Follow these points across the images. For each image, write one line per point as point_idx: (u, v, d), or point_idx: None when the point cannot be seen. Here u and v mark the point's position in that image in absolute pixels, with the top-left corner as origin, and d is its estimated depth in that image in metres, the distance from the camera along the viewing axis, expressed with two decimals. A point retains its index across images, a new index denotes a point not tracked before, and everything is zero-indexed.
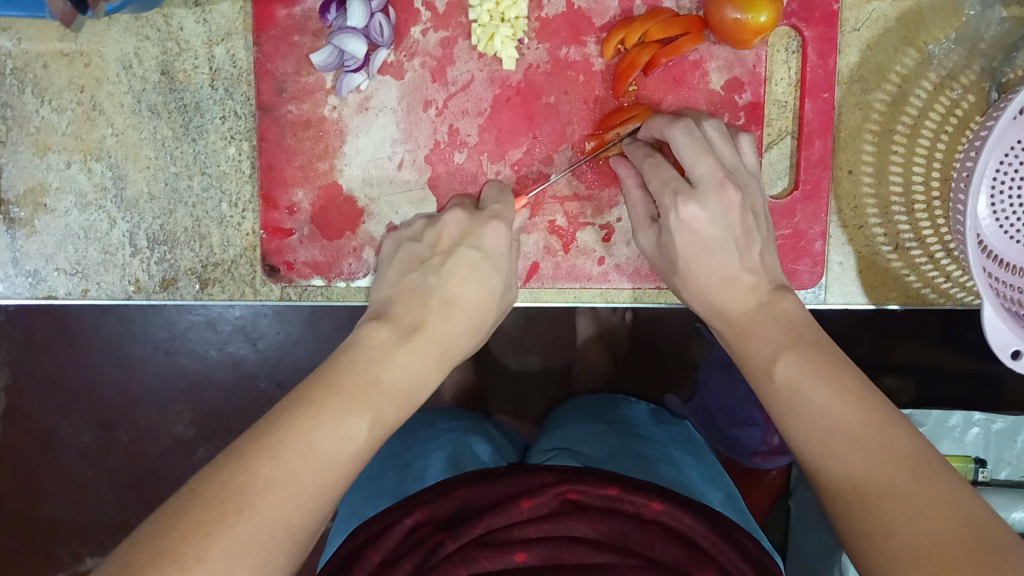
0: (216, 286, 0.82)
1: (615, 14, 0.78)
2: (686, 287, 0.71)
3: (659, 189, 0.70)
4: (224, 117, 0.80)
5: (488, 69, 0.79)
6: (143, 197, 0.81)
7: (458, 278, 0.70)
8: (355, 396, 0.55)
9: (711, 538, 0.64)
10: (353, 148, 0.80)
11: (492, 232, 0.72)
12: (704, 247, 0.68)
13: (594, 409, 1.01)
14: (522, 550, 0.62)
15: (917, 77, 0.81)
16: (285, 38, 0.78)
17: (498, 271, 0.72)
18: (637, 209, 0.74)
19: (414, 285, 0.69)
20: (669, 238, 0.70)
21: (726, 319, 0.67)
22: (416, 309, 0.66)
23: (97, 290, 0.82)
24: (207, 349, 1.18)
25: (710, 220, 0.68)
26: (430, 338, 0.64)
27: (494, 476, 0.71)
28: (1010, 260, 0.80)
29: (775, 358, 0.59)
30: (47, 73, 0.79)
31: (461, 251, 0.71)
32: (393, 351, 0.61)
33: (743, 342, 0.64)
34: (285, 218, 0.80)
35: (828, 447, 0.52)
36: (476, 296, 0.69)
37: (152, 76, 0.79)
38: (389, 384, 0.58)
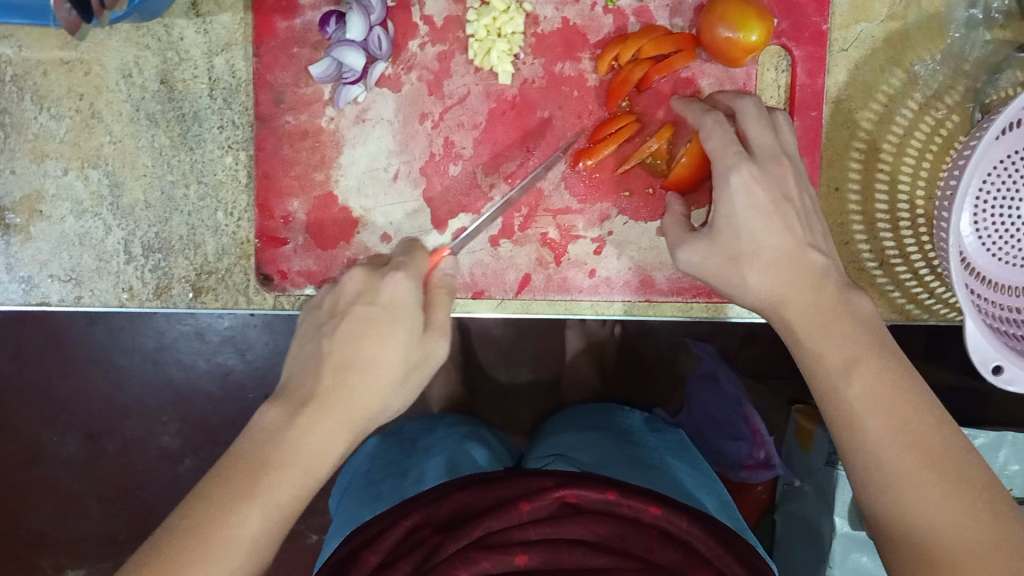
0: (210, 294, 0.83)
1: (610, 31, 0.79)
2: (751, 276, 0.64)
3: (718, 150, 0.66)
4: (221, 126, 0.81)
5: (484, 83, 0.80)
6: (139, 205, 0.82)
7: (357, 341, 0.58)
8: (248, 482, 0.52)
9: (707, 541, 0.66)
10: (349, 158, 0.80)
11: (391, 285, 0.60)
12: (765, 216, 0.64)
13: (588, 418, 1.02)
14: (523, 553, 0.65)
15: (903, 97, 0.83)
16: (284, 49, 0.79)
17: (398, 326, 0.59)
18: (672, 217, 0.71)
19: (312, 356, 0.59)
20: (725, 208, 0.65)
21: (800, 314, 0.62)
22: (312, 377, 0.57)
23: (91, 297, 0.82)
24: (195, 359, 1.18)
25: (766, 185, 0.64)
26: (331, 404, 0.56)
27: (492, 477, 0.72)
28: (993, 277, 0.82)
29: (850, 365, 0.58)
30: (46, 80, 0.80)
31: (356, 311, 0.59)
32: (290, 427, 0.54)
33: (822, 341, 0.60)
34: (280, 227, 0.81)
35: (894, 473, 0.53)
36: (377, 362, 0.57)
37: (151, 85, 0.80)
38: (297, 455, 0.54)
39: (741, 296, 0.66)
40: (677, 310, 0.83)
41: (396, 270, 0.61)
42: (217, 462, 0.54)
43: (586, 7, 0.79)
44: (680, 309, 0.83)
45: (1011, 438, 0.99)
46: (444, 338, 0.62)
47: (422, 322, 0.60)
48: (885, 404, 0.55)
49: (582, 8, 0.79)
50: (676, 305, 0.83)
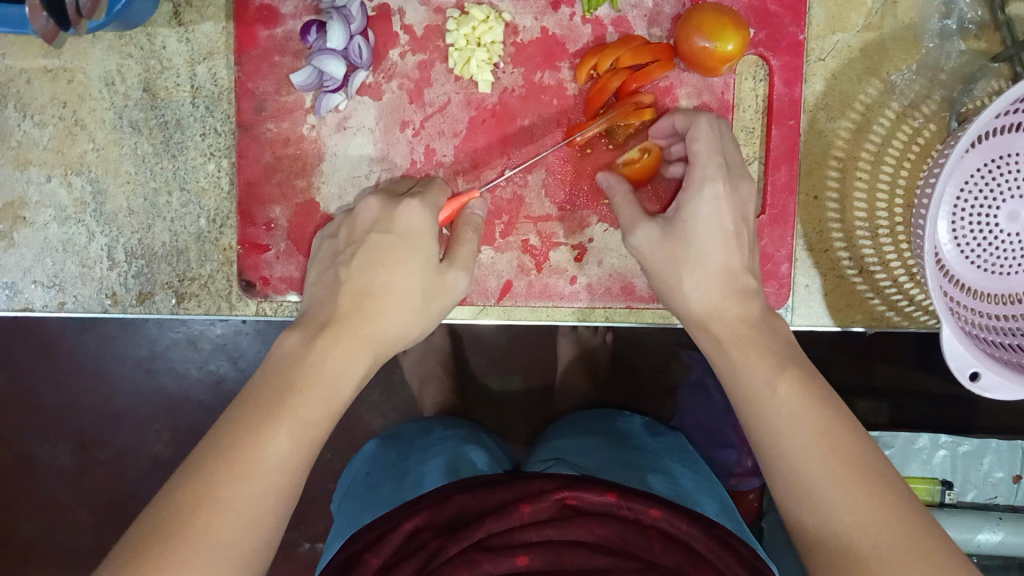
0: (192, 300, 0.83)
1: (588, 41, 0.80)
2: (691, 277, 0.66)
3: (703, 156, 0.68)
4: (204, 134, 0.82)
5: (464, 91, 0.81)
6: (122, 211, 0.82)
7: (373, 269, 0.65)
8: (276, 401, 0.55)
9: (707, 542, 0.70)
10: (330, 166, 0.81)
11: (406, 212, 0.67)
12: (723, 227, 0.66)
13: (587, 422, 1.03)
14: (524, 554, 0.67)
15: (880, 106, 0.84)
16: (266, 58, 0.80)
17: (417, 251, 0.66)
18: (626, 211, 0.72)
19: (331, 285, 0.66)
20: (691, 212, 0.67)
21: (727, 321, 0.64)
22: (331, 305, 0.63)
23: (74, 304, 0.83)
24: (187, 367, 1.18)
25: (734, 206, 0.67)
26: (345, 330, 0.61)
27: (491, 481, 0.76)
28: (971, 284, 0.83)
29: (776, 374, 0.59)
30: (30, 89, 0.81)
31: (374, 238, 0.66)
32: (308, 353, 0.59)
33: (747, 353, 0.61)
34: (262, 234, 0.81)
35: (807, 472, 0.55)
36: (395, 289, 0.64)
37: (134, 94, 0.81)
38: (318, 381, 0.58)
39: (680, 297, 0.68)
40: (658, 317, 0.84)
41: (410, 199, 0.68)
42: (238, 398, 0.56)
43: (565, 17, 0.80)
44: (661, 315, 0.84)
45: (993, 446, 0.99)
46: (463, 273, 0.69)
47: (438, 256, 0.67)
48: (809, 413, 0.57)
49: (561, 18, 0.80)
50: (656, 312, 0.84)
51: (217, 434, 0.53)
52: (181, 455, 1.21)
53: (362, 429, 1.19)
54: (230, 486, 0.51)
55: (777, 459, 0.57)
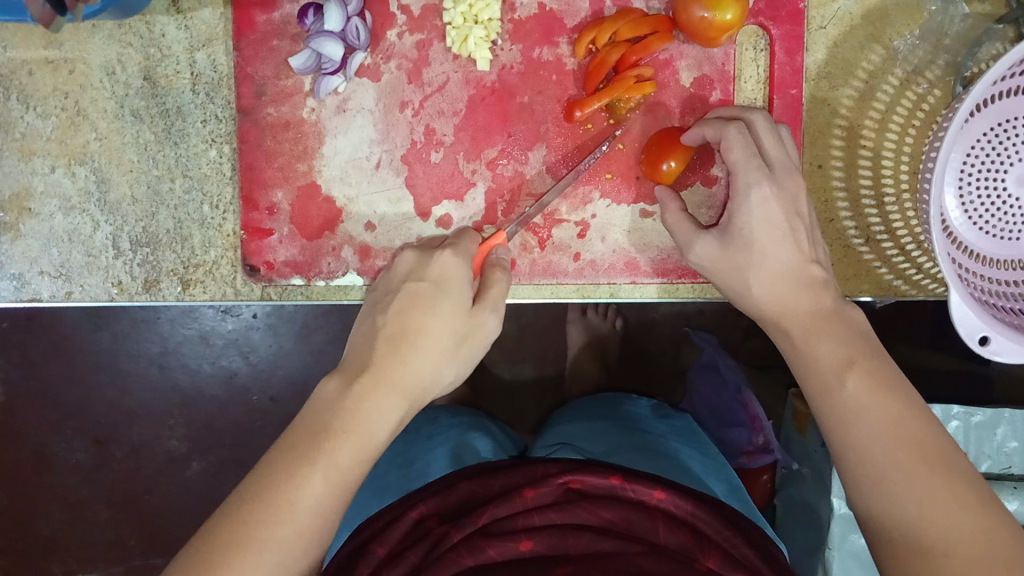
0: (198, 286, 0.83)
1: (586, 15, 0.80)
2: (755, 284, 0.67)
3: (742, 163, 0.68)
4: (205, 121, 0.82)
5: (463, 70, 0.80)
6: (126, 200, 0.82)
7: (406, 314, 0.63)
8: (309, 449, 0.54)
9: (713, 524, 0.70)
10: (331, 148, 0.81)
11: (440, 262, 0.67)
12: (780, 225, 0.67)
13: (594, 406, 1.03)
14: (527, 538, 0.67)
15: (883, 73, 0.83)
16: (264, 42, 0.80)
17: (448, 295, 0.64)
18: (682, 227, 0.73)
19: (367, 332, 0.63)
20: (746, 220, 0.68)
21: (799, 317, 0.64)
22: (366, 352, 0.61)
23: (81, 293, 0.83)
24: (200, 363, 1.19)
25: (785, 200, 0.67)
26: (378, 375, 0.59)
27: (498, 466, 0.77)
28: (979, 250, 0.82)
29: (844, 367, 0.58)
30: (32, 80, 0.81)
31: (408, 286, 0.65)
32: (345, 402, 0.57)
33: (817, 341, 0.62)
34: (265, 219, 0.82)
35: (885, 466, 0.53)
36: (428, 334, 0.62)
37: (135, 82, 0.81)
38: (358, 424, 0.56)
39: (748, 301, 0.68)
40: (663, 292, 0.83)
41: (443, 250, 0.68)
42: (274, 443, 0.56)
43: None
44: (666, 290, 0.83)
45: (1008, 416, 0.98)
46: (494, 315, 0.67)
47: (469, 300, 0.66)
48: (884, 406, 0.55)
49: None
50: (661, 287, 0.83)
51: (255, 477, 0.53)
52: (196, 450, 1.22)
53: None
54: (261, 521, 0.51)
55: (847, 455, 0.56)
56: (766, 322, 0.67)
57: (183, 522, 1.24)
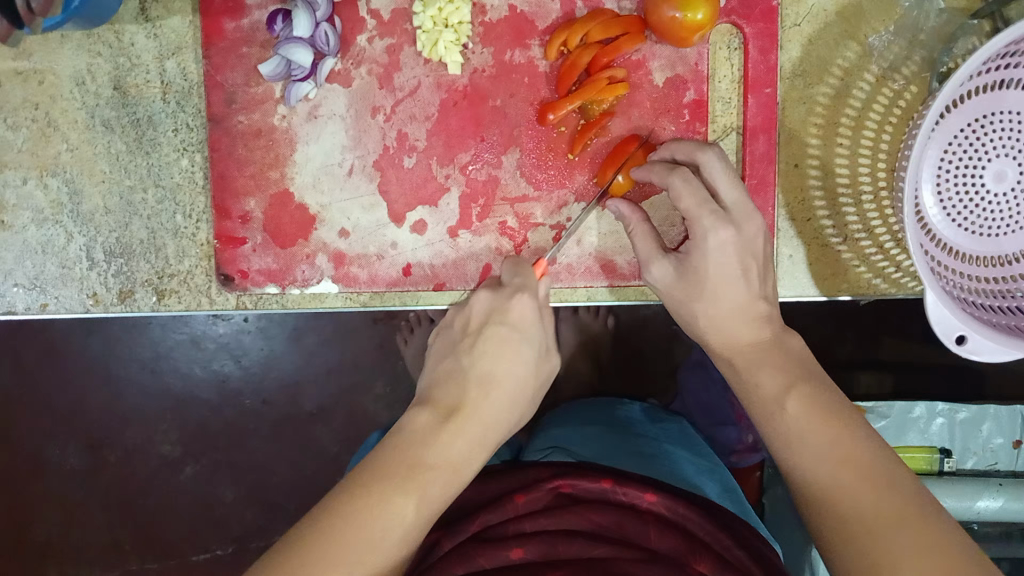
0: (173, 296, 0.83)
1: (557, 17, 0.79)
2: (703, 314, 0.69)
3: (693, 209, 0.68)
4: (176, 130, 0.81)
5: (434, 74, 0.80)
6: (99, 211, 0.82)
7: (491, 360, 0.62)
8: (404, 478, 0.53)
9: (705, 526, 0.69)
10: (304, 155, 0.81)
11: (519, 305, 0.64)
12: (733, 270, 0.67)
13: (588, 410, 1.02)
14: (519, 546, 0.66)
15: (858, 70, 0.82)
16: (233, 50, 0.80)
17: (530, 343, 0.64)
18: (643, 243, 0.73)
19: (448, 372, 0.62)
20: (698, 258, 0.68)
21: (739, 350, 0.66)
22: (454, 392, 0.60)
23: (56, 304, 0.83)
24: (192, 366, 1.19)
25: (742, 244, 0.67)
26: (472, 419, 0.58)
27: (490, 471, 0.77)
28: (956, 246, 0.81)
29: (785, 391, 0.59)
30: (2, 92, 0.81)
31: (491, 329, 0.63)
32: (437, 436, 0.56)
33: (757, 369, 0.62)
34: (238, 228, 0.81)
35: (814, 469, 0.54)
36: (510, 379, 0.61)
37: (105, 92, 0.81)
38: (447, 463, 0.55)
39: (699, 334, 0.70)
40: (640, 295, 0.83)
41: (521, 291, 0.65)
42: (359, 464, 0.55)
43: None
44: (644, 293, 0.83)
45: (993, 411, 0.98)
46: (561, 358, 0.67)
47: (546, 343, 0.65)
48: (820, 426, 0.55)
49: None
50: (639, 290, 0.83)
51: (348, 492, 0.52)
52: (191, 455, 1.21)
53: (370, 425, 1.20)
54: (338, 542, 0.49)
55: (791, 476, 0.56)
56: (712, 352, 0.69)
57: (179, 527, 1.24)
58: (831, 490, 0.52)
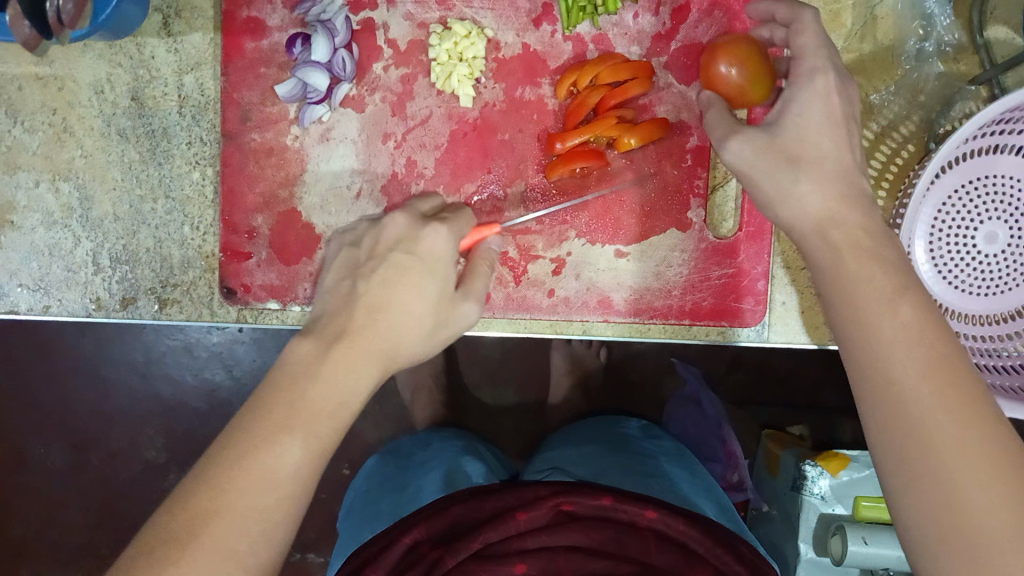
0: (175, 306, 0.84)
1: (569, 58, 0.81)
2: (807, 178, 0.58)
3: (812, 48, 0.62)
4: (190, 143, 0.83)
5: (446, 105, 0.82)
6: (108, 217, 0.83)
7: (393, 282, 0.58)
8: (282, 422, 0.49)
9: (704, 543, 0.68)
10: (313, 176, 0.82)
11: (430, 236, 0.62)
12: (837, 119, 0.60)
13: (587, 431, 1.03)
14: (520, 563, 0.66)
15: (858, 126, 0.85)
16: (251, 69, 0.81)
17: (434, 274, 0.60)
18: (718, 111, 0.68)
19: (343, 295, 0.58)
20: (797, 112, 0.60)
21: (845, 223, 0.56)
22: (341, 315, 0.56)
23: (59, 307, 0.84)
24: (183, 373, 1.19)
25: (839, 90, 0.61)
26: (360, 342, 0.55)
27: (488, 488, 0.73)
28: (952, 305, 0.83)
29: (847, 249, 0.54)
30: (21, 95, 0.82)
31: (396, 256, 0.59)
32: (320, 364, 0.52)
33: (864, 258, 0.53)
34: (244, 242, 0.82)
35: (937, 419, 0.45)
36: (408, 306, 0.58)
37: (123, 102, 0.82)
38: (313, 404, 0.50)
39: (794, 205, 0.58)
40: (634, 331, 0.84)
41: (436, 224, 0.63)
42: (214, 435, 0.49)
43: (547, 34, 0.81)
44: (638, 330, 0.84)
45: None
46: (476, 304, 0.65)
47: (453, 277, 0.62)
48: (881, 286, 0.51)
49: (543, 35, 0.81)
50: (633, 327, 0.84)
51: (220, 449, 0.47)
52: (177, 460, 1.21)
53: (360, 443, 1.20)
54: (223, 504, 0.45)
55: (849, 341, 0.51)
56: (805, 227, 0.58)
57: None
58: (955, 459, 0.44)
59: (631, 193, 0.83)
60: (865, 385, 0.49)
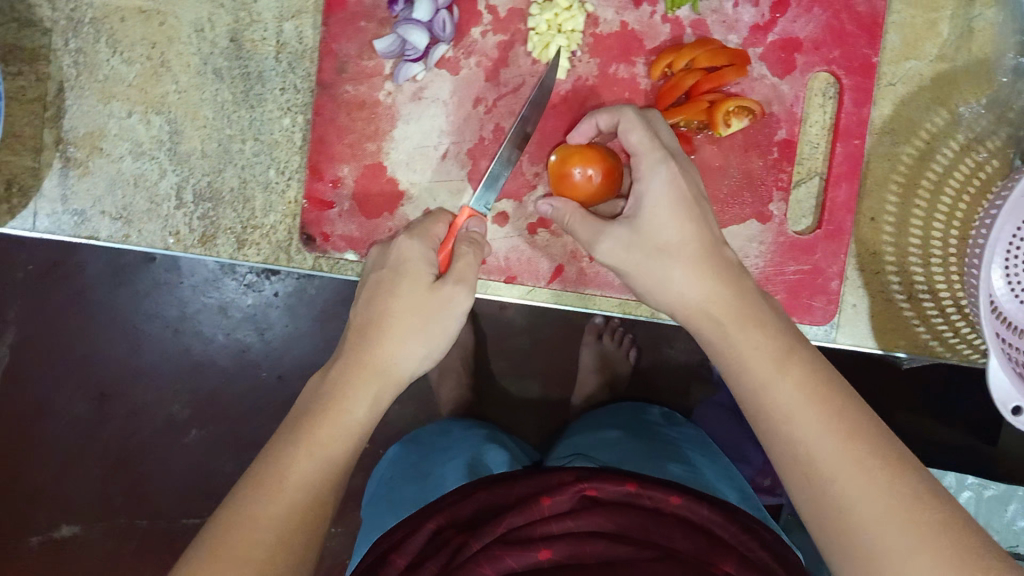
0: (253, 248, 0.85)
1: (665, 40, 0.82)
2: (678, 273, 0.66)
3: (646, 150, 0.69)
4: (283, 89, 0.84)
5: (540, 75, 0.83)
6: (196, 153, 0.84)
7: (371, 306, 0.65)
8: (299, 435, 0.56)
9: (729, 527, 0.65)
10: (402, 133, 0.83)
11: (404, 247, 0.68)
12: (677, 208, 0.67)
13: (612, 415, 0.98)
14: (546, 547, 0.61)
15: (944, 136, 0.85)
16: (351, 22, 0.82)
17: (416, 279, 0.66)
18: (582, 229, 0.73)
19: (347, 326, 0.67)
20: (647, 209, 0.68)
21: (716, 304, 0.64)
22: (343, 346, 0.65)
23: (139, 237, 0.85)
24: (213, 332, 1.04)
25: (682, 189, 0.68)
26: (359, 363, 0.62)
27: (509, 477, 0.70)
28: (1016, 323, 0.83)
29: (784, 354, 0.58)
30: (122, 26, 0.83)
31: (374, 276, 0.68)
32: (321, 390, 0.60)
33: (749, 339, 0.60)
34: (328, 191, 0.83)
35: (826, 451, 0.51)
36: (395, 318, 0.64)
37: (221, 42, 0.83)
38: (338, 414, 0.58)
39: (663, 302, 0.68)
40: None
41: (403, 236, 0.70)
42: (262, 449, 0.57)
43: (646, 15, 0.82)
44: None
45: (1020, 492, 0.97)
46: (465, 289, 0.68)
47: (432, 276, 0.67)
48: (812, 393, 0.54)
49: (642, 15, 0.82)
50: None
51: (251, 473, 0.54)
52: (171, 430, 1.07)
53: None
54: (253, 508, 0.51)
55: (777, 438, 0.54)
56: (685, 314, 0.66)
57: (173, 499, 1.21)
58: (883, 529, 0.48)
59: (715, 180, 0.84)
60: (777, 446, 0.55)
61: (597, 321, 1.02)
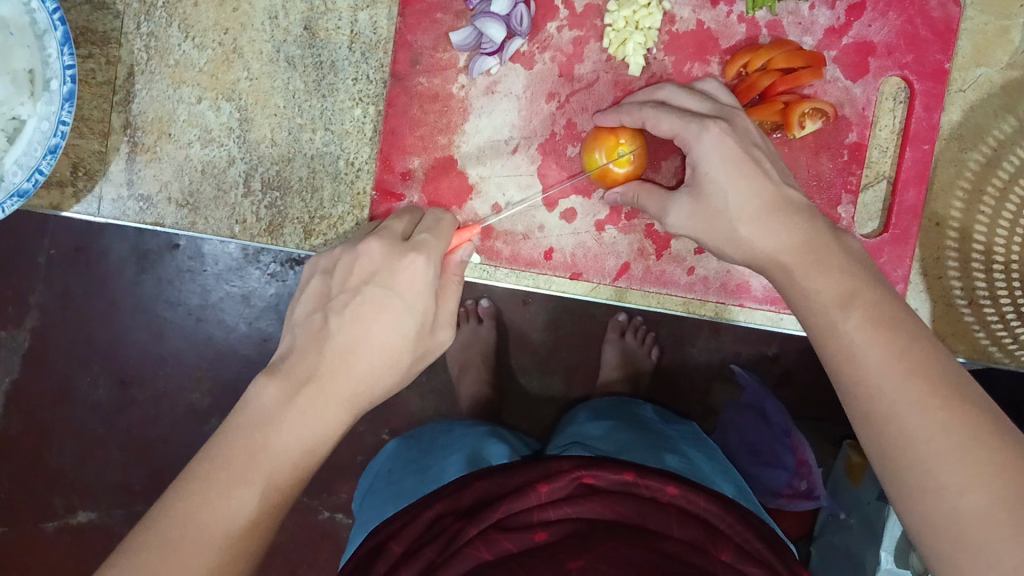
0: (320, 237, 0.85)
1: (741, 40, 0.82)
2: (744, 225, 0.64)
3: (680, 126, 0.68)
4: (356, 78, 0.84)
5: (614, 72, 0.83)
6: (265, 141, 0.84)
7: (359, 331, 0.56)
8: (247, 467, 0.50)
9: (725, 518, 0.60)
10: (473, 127, 0.83)
11: (409, 267, 0.58)
12: (737, 158, 0.65)
13: (600, 405, 0.89)
14: (542, 529, 0.56)
15: (1012, 143, 0.85)
16: (428, 14, 0.82)
17: (413, 313, 0.57)
18: (653, 200, 0.72)
19: (316, 334, 0.57)
20: (704, 168, 0.66)
21: (790, 248, 0.61)
22: (311, 358, 0.55)
23: (204, 224, 0.85)
24: (237, 320, 0.98)
25: (737, 137, 0.66)
26: (330, 385, 0.54)
27: (513, 464, 0.65)
28: None
29: (847, 300, 0.56)
30: (196, 11, 0.83)
31: (369, 290, 0.57)
32: (285, 414, 0.52)
33: (817, 277, 0.59)
34: (397, 183, 0.83)
35: (886, 393, 0.50)
36: (382, 353, 0.56)
37: (295, 29, 0.83)
38: (297, 440, 0.52)
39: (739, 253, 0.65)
40: (767, 319, 0.86)
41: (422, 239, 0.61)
42: (206, 452, 0.51)
43: (722, 14, 0.82)
44: (770, 318, 0.86)
45: None
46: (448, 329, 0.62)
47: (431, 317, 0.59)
48: (882, 339, 0.52)
49: (718, 15, 0.82)
50: (766, 314, 0.86)
51: (186, 492, 0.48)
52: (187, 420, 1.00)
53: None
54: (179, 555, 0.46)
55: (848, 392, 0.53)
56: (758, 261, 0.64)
57: None
58: (942, 467, 0.47)
59: None
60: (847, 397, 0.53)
61: (620, 316, 0.95)
